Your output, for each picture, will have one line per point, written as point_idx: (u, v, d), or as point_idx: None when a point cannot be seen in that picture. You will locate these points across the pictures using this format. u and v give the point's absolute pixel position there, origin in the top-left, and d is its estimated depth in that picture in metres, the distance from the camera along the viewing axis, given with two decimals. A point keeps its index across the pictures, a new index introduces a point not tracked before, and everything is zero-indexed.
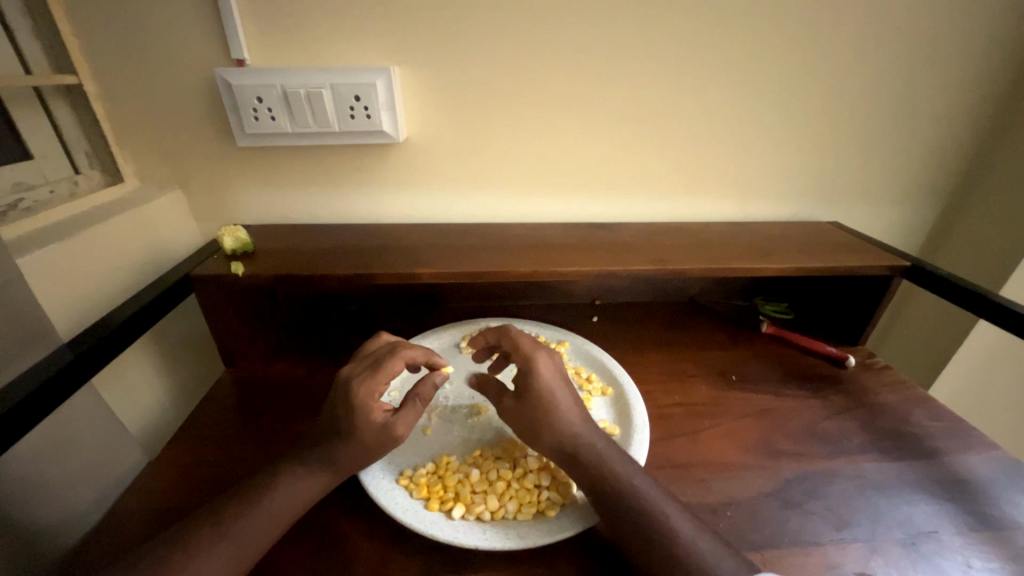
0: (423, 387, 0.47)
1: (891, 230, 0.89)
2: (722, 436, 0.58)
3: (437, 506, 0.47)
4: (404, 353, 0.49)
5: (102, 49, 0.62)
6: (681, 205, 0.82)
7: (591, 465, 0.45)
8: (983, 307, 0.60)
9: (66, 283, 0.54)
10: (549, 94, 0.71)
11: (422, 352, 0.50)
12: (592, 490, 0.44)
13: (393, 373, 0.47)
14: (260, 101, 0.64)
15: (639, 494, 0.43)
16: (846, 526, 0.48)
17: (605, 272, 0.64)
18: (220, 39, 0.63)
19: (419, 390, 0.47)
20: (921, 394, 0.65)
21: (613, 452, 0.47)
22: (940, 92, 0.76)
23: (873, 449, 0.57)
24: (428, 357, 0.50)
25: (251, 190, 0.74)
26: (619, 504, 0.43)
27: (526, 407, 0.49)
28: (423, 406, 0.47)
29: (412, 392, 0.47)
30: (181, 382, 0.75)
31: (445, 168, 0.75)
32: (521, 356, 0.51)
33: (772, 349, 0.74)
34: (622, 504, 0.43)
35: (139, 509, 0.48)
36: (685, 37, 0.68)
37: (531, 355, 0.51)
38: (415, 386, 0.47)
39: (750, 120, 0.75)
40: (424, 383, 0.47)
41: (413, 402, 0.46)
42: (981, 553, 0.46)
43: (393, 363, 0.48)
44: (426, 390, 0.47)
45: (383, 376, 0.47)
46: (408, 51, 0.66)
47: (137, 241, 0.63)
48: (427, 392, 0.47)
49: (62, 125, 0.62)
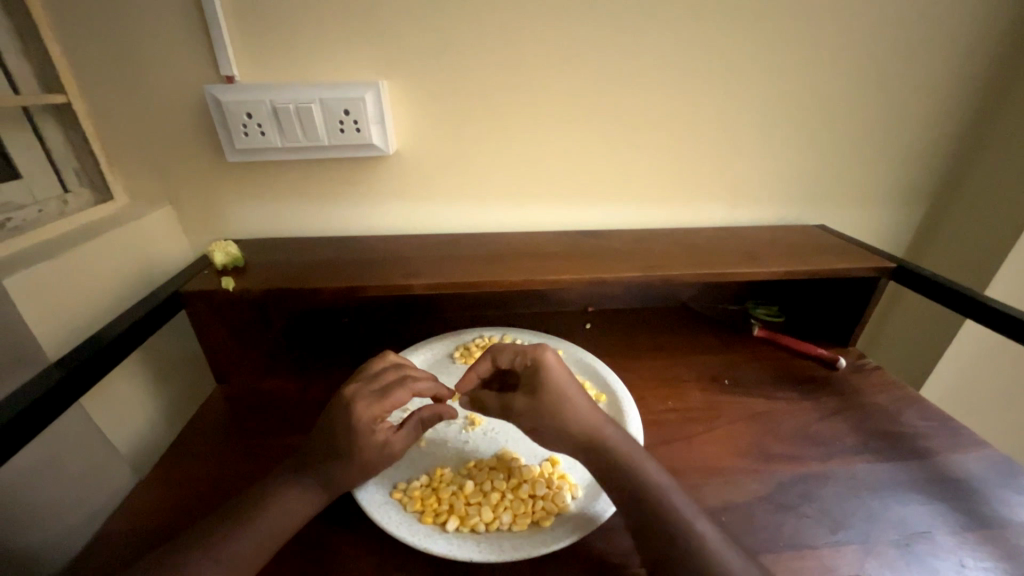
0: (425, 412, 0.49)
1: (877, 232, 0.90)
2: (716, 441, 0.58)
3: (431, 520, 0.47)
4: (415, 382, 0.48)
5: (91, 68, 0.63)
6: (671, 212, 0.83)
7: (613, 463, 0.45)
8: (968, 307, 0.61)
9: (54, 302, 0.53)
10: (538, 106, 0.72)
11: (430, 382, 0.50)
12: (610, 483, 0.45)
13: (400, 403, 0.47)
14: (250, 117, 0.65)
15: (647, 479, 0.44)
16: (841, 528, 0.48)
17: (596, 279, 0.65)
18: (210, 56, 0.63)
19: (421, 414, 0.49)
20: (911, 394, 0.66)
21: (634, 448, 0.47)
22: (918, 96, 0.78)
23: (867, 451, 0.57)
24: (434, 384, 0.50)
25: (243, 205, 0.74)
26: (634, 498, 0.43)
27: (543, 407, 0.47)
28: (421, 433, 0.49)
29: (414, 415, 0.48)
30: (172, 400, 0.74)
31: (436, 179, 0.76)
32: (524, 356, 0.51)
33: (764, 352, 0.74)
34: (630, 484, 0.44)
35: (127, 530, 0.47)
36: (668, 48, 0.69)
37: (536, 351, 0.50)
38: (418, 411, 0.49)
39: (735, 127, 0.76)
40: (429, 409, 0.49)
41: (414, 426, 0.48)
42: (975, 552, 0.46)
43: (401, 392, 0.47)
44: (429, 415, 0.49)
45: (389, 403, 0.46)
46: (397, 65, 0.67)
47: (127, 258, 0.63)
48: (429, 416, 0.49)
49: (51, 144, 0.62)
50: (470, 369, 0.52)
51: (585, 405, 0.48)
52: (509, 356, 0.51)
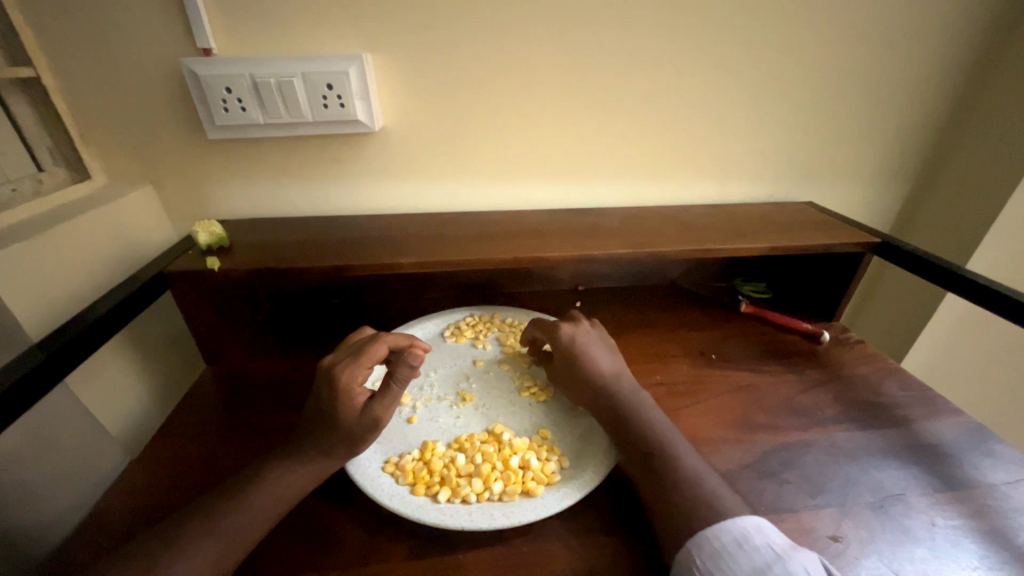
0: (400, 370, 0.47)
1: (863, 207, 0.91)
2: (701, 412, 0.60)
3: (424, 491, 0.47)
4: (387, 338, 0.48)
5: (59, 40, 0.60)
6: (661, 189, 0.83)
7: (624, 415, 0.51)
8: (950, 280, 0.62)
9: (34, 283, 0.52)
10: (527, 79, 0.70)
11: (405, 337, 0.50)
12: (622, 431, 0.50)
13: (377, 357, 0.47)
14: (229, 92, 0.63)
15: (656, 432, 0.49)
16: (820, 493, 0.50)
17: (584, 256, 0.65)
18: (185, 29, 0.61)
19: (395, 374, 0.47)
20: (891, 365, 0.68)
21: (646, 403, 0.52)
22: (908, 69, 0.77)
23: (847, 420, 0.59)
24: (410, 342, 0.50)
25: (227, 184, 0.72)
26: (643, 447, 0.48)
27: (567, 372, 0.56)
28: (401, 389, 0.47)
29: (388, 377, 0.47)
30: (162, 381, 0.74)
31: (425, 156, 0.75)
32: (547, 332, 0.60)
33: (751, 327, 0.76)
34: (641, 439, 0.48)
35: (120, 506, 0.48)
36: (658, 19, 0.68)
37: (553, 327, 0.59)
38: (394, 369, 0.47)
39: (725, 101, 0.76)
40: (403, 366, 0.47)
41: (392, 386, 0.47)
42: (945, 512, 0.48)
43: (376, 348, 0.47)
44: (405, 373, 0.47)
45: (366, 360, 0.46)
46: (383, 38, 0.65)
47: (108, 239, 0.62)
48: (406, 375, 0.47)
49: (21, 119, 0.60)
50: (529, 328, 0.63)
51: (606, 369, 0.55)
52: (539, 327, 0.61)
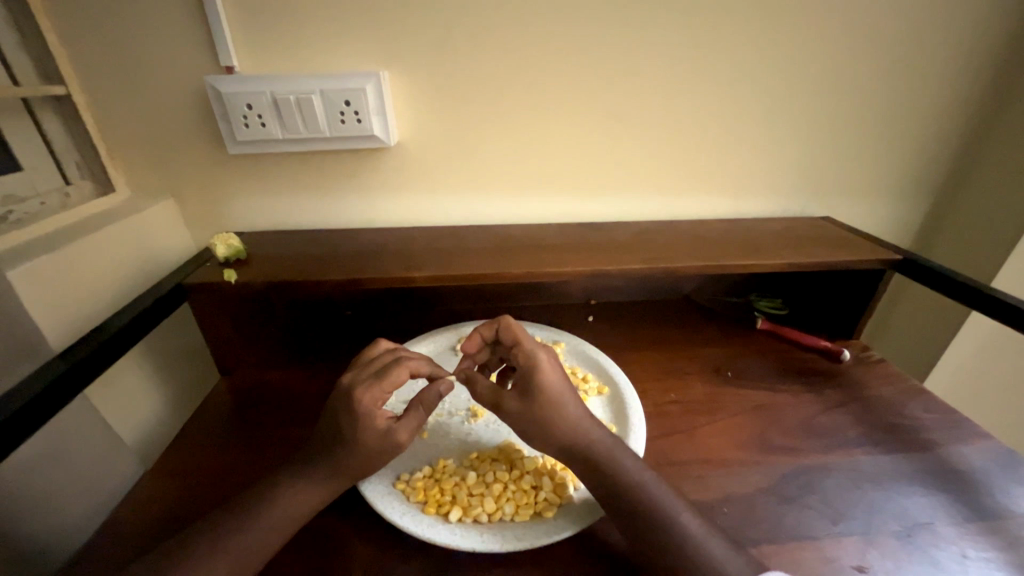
0: (426, 394, 0.47)
1: (882, 223, 0.89)
2: (718, 434, 0.58)
3: (434, 510, 0.47)
4: (410, 362, 0.48)
5: (90, 60, 0.62)
6: (675, 204, 0.82)
7: (595, 463, 0.45)
8: (977, 300, 0.60)
9: (59, 294, 0.54)
10: (541, 96, 0.71)
11: (425, 361, 0.49)
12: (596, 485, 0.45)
13: (399, 382, 0.46)
14: (250, 108, 0.64)
15: (636, 483, 0.44)
16: (842, 520, 0.48)
17: (598, 271, 0.64)
18: (209, 48, 0.63)
19: (421, 397, 0.47)
20: (915, 386, 0.66)
21: (617, 447, 0.47)
22: (928, 84, 0.76)
23: (870, 443, 0.57)
24: (432, 367, 0.50)
25: (245, 197, 0.74)
26: (629, 496, 0.43)
27: (525, 410, 0.47)
28: (426, 413, 0.47)
29: (414, 399, 0.47)
30: (177, 390, 0.75)
31: (438, 171, 0.75)
32: (520, 353, 0.49)
33: (769, 345, 0.74)
34: (622, 490, 0.44)
35: (134, 517, 0.48)
36: (672, 36, 0.68)
37: (530, 350, 0.49)
38: (418, 394, 0.47)
39: (740, 116, 0.75)
40: (429, 390, 0.47)
41: (416, 409, 0.46)
42: (976, 543, 0.46)
43: (398, 372, 0.47)
44: (429, 398, 0.47)
45: (387, 384, 0.46)
46: (400, 57, 0.66)
47: (130, 250, 0.63)
48: (429, 399, 0.47)
49: (52, 135, 0.62)
50: (475, 330, 0.54)
51: (576, 411, 0.47)
52: (511, 333, 0.51)
